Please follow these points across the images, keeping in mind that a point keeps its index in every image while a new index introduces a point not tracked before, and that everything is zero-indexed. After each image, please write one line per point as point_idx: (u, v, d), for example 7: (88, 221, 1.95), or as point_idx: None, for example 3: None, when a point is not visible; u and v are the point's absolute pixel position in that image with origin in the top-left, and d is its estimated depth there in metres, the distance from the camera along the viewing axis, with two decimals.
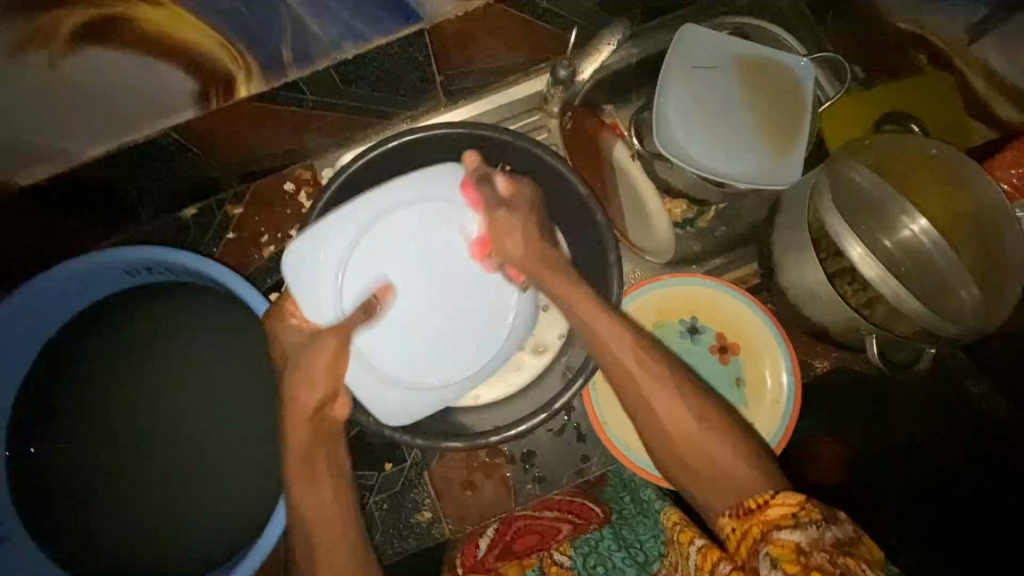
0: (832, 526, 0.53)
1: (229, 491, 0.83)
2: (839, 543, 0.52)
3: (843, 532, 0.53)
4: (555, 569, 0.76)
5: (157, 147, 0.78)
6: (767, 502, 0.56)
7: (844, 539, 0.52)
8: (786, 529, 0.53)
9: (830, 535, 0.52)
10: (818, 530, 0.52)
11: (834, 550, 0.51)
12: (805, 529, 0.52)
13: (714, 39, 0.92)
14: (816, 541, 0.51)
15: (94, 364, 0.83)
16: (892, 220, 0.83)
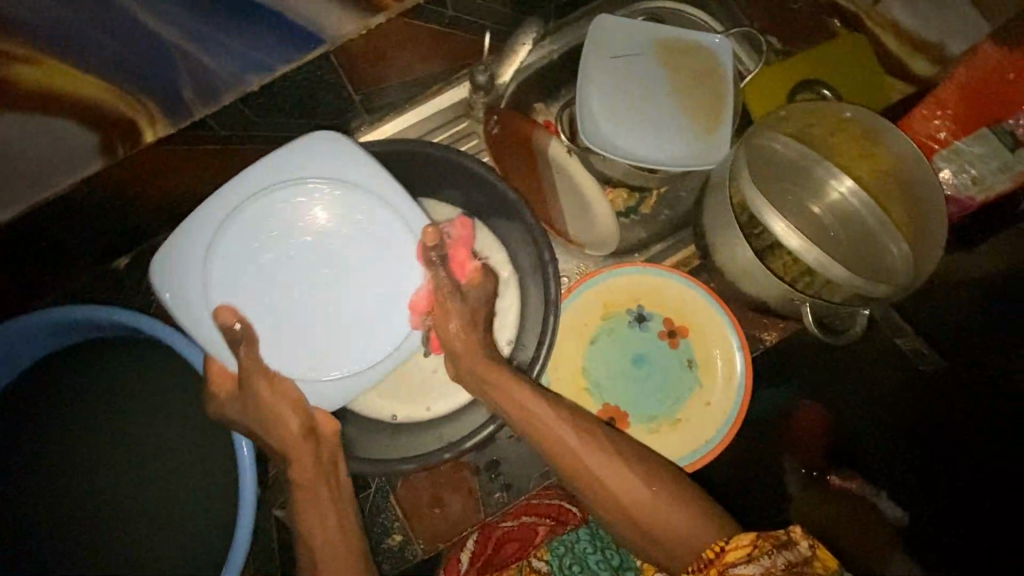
0: (784, 551, 0.57)
1: (180, 549, 0.77)
2: (790, 566, 0.56)
3: (795, 556, 0.57)
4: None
5: (70, 202, 0.75)
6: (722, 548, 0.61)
7: (796, 561, 0.57)
8: (740, 565, 0.58)
9: (783, 562, 0.56)
10: (769, 561, 0.57)
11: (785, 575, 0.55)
12: (758, 562, 0.57)
13: (625, 27, 0.92)
14: (768, 571, 0.56)
15: (26, 433, 0.78)
16: (821, 186, 0.85)
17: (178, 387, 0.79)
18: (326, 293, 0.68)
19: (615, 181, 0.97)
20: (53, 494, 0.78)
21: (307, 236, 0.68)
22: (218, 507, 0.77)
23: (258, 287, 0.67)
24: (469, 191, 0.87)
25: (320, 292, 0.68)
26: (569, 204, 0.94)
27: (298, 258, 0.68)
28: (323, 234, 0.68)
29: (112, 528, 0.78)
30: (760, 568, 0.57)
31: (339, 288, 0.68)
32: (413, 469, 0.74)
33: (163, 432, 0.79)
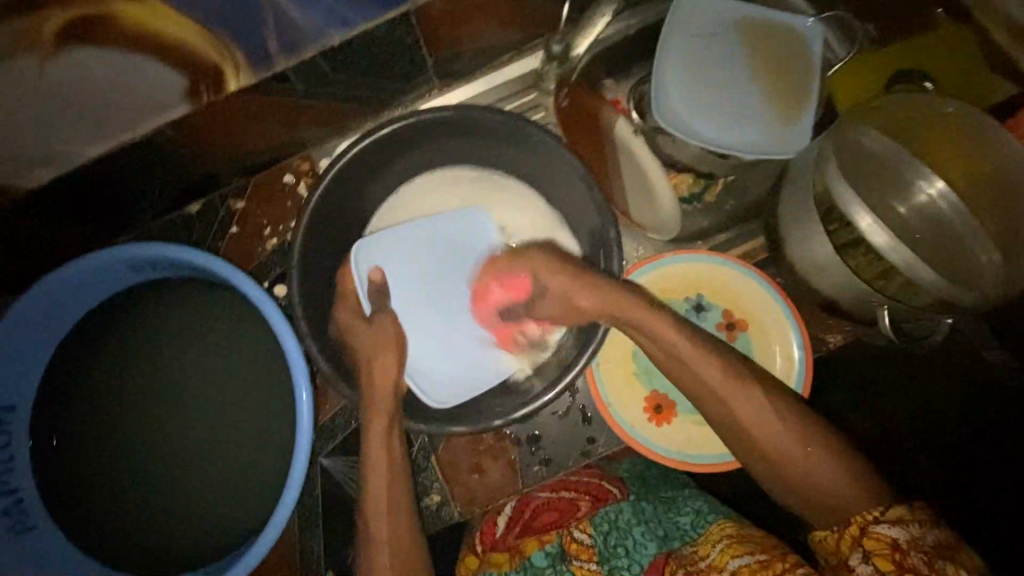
0: (934, 529, 0.60)
1: (237, 481, 0.81)
2: (939, 545, 0.58)
3: (943, 538, 0.59)
4: (575, 546, 0.74)
5: (154, 144, 0.78)
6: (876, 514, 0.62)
7: (944, 543, 0.59)
8: (885, 524, 0.60)
9: (931, 539, 0.59)
10: (918, 530, 0.59)
11: (932, 551, 0.58)
12: (907, 528, 0.60)
13: (713, 4, 0.87)
14: (914, 541, 0.59)
15: (102, 360, 0.82)
16: (909, 186, 0.78)
17: (244, 330, 0.82)
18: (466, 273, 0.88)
19: (682, 167, 0.94)
20: (127, 421, 0.81)
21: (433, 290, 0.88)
22: (275, 450, 0.80)
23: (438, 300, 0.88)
24: (536, 161, 0.85)
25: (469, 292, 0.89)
26: (633, 188, 0.92)
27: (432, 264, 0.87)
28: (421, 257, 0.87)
29: (174, 460, 0.81)
30: (907, 532, 0.59)
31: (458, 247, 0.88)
32: (463, 431, 0.76)
33: (230, 372, 0.82)
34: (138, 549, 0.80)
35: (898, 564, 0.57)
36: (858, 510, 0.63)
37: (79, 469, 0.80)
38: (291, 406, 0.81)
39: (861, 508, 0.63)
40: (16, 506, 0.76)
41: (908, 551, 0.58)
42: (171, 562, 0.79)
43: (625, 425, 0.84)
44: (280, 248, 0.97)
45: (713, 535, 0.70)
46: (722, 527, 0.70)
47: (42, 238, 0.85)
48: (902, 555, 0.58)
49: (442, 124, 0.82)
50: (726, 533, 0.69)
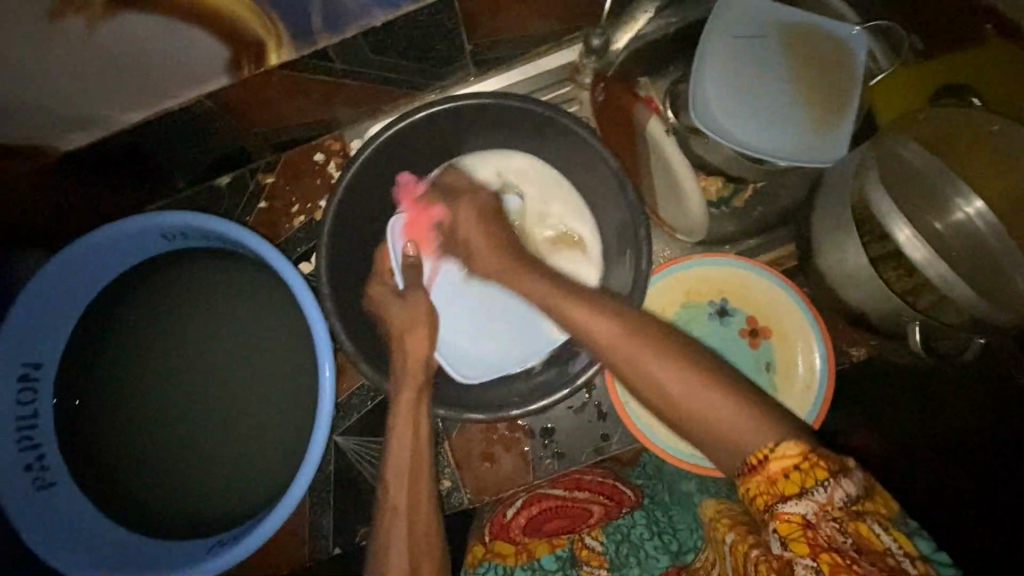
0: (841, 483, 0.49)
1: (254, 452, 0.82)
2: (847, 505, 0.48)
3: (856, 489, 0.49)
4: (587, 553, 0.76)
5: (191, 114, 0.79)
6: (767, 457, 0.52)
7: (853, 497, 0.49)
8: (791, 500, 0.49)
9: (841, 498, 0.48)
10: (824, 495, 0.48)
11: (844, 516, 0.48)
12: (811, 497, 0.49)
13: (758, 7, 0.85)
14: (821, 508, 0.48)
15: (129, 325, 0.83)
16: (945, 202, 0.76)
17: (269, 304, 0.83)
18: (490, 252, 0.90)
19: (712, 169, 0.93)
20: (150, 386, 0.83)
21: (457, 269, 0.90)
22: (293, 424, 0.81)
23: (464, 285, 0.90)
24: (570, 155, 0.85)
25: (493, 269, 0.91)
26: (661, 185, 0.92)
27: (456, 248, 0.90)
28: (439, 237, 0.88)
29: (193, 428, 0.83)
30: (813, 506, 0.48)
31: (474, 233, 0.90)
32: (482, 418, 0.77)
33: (252, 344, 0.83)
34: (153, 512, 0.81)
35: (812, 544, 0.48)
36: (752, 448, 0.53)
37: (101, 430, 0.82)
38: (310, 383, 0.82)
39: (752, 445, 0.53)
40: (38, 463, 0.76)
41: (819, 527, 0.48)
42: (185, 527, 0.80)
43: (641, 425, 0.84)
44: (307, 225, 0.97)
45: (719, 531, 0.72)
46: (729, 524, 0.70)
47: (75, 203, 0.86)
48: (812, 531, 0.48)
49: (475, 112, 0.82)
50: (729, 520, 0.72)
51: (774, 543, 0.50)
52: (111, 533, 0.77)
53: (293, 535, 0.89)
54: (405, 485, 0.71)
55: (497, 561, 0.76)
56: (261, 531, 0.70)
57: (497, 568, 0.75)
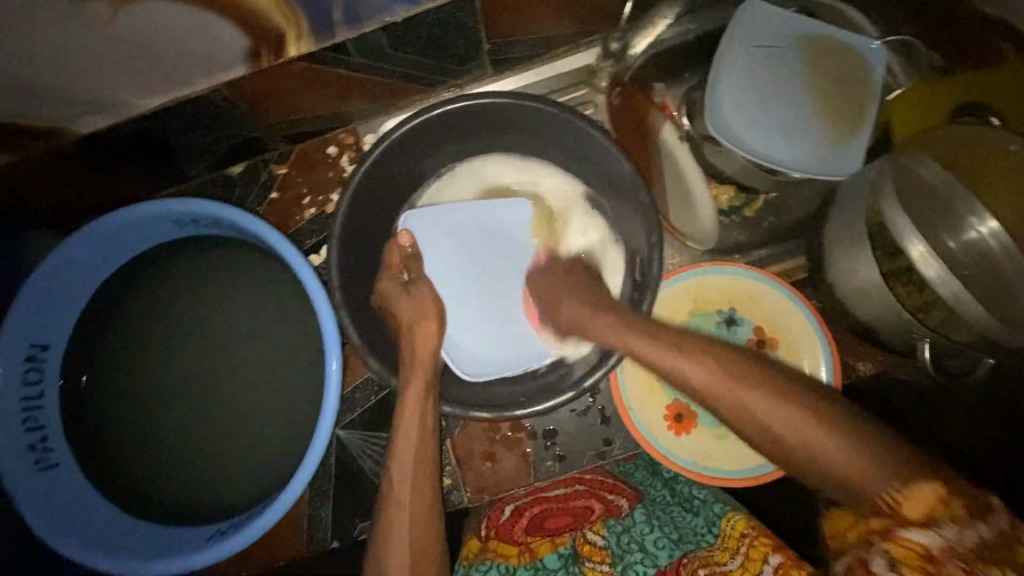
0: (977, 525, 0.50)
1: (256, 442, 0.82)
2: (980, 546, 0.50)
3: (989, 534, 0.50)
4: (588, 548, 0.73)
5: (208, 102, 0.79)
6: (901, 493, 0.54)
7: (988, 541, 0.50)
8: (915, 530, 0.52)
9: (974, 540, 0.50)
10: (955, 533, 0.50)
11: (973, 556, 0.49)
12: (941, 532, 0.51)
13: (778, 16, 0.85)
14: (950, 546, 0.50)
15: (137, 309, 0.83)
16: (959, 222, 0.75)
17: (278, 294, 0.83)
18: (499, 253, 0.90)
19: (724, 177, 0.91)
20: (157, 372, 0.83)
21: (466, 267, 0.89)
22: (297, 415, 0.82)
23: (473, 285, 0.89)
24: (585, 158, 0.85)
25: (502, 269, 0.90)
26: (672, 191, 0.91)
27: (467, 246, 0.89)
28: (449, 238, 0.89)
29: (197, 415, 0.83)
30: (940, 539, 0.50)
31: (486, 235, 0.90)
32: (486, 417, 0.76)
33: (259, 334, 0.83)
34: (153, 497, 0.81)
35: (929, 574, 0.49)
36: (881, 490, 0.56)
37: (105, 413, 0.82)
38: (316, 375, 0.82)
39: (880, 487, 0.56)
40: (42, 443, 0.76)
41: (944, 563, 0.49)
42: (185, 514, 0.81)
43: (644, 430, 0.84)
44: (318, 218, 0.97)
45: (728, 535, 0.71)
46: (738, 525, 0.71)
47: (89, 185, 0.86)
48: (935, 566, 0.49)
49: (490, 111, 0.82)
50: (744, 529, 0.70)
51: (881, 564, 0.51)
52: (112, 516, 0.77)
53: (291, 526, 0.89)
54: (412, 477, 0.71)
55: (498, 560, 0.73)
56: (262, 521, 0.70)
57: (498, 567, 0.72)
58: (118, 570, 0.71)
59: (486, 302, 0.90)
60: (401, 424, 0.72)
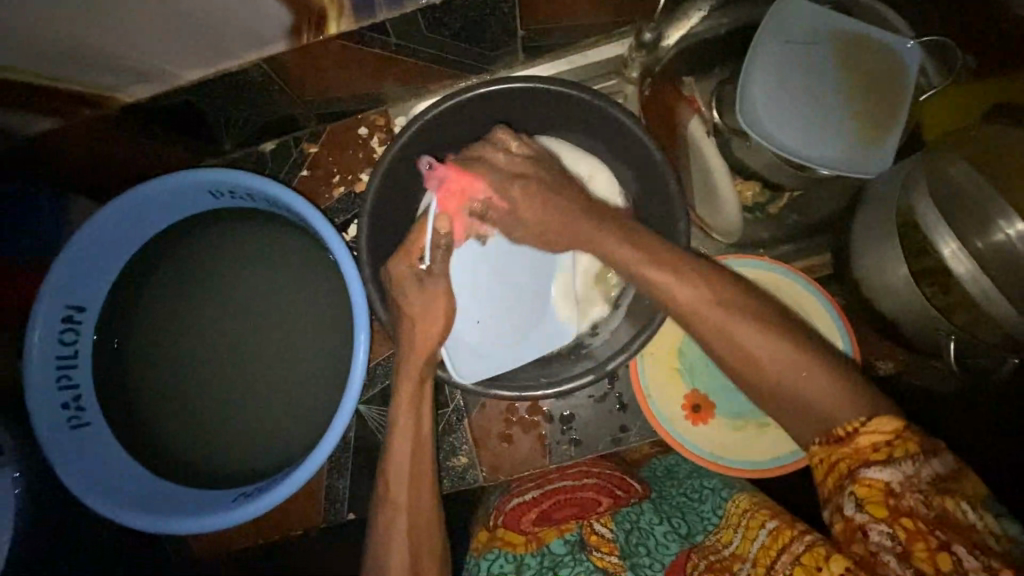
0: (932, 461, 0.52)
1: (282, 411, 0.84)
2: (937, 479, 0.52)
3: (942, 469, 0.52)
4: (595, 538, 0.75)
5: (248, 77, 0.80)
6: (857, 430, 0.56)
7: (943, 475, 0.52)
8: (875, 468, 0.53)
9: (929, 474, 0.52)
10: (914, 468, 0.52)
11: (931, 489, 0.51)
12: (900, 466, 0.52)
13: (812, 13, 0.85)
14: (911, 479, 0.52)
15: (171, 277, 0.85)
16: (987, 222, 0.73)
17: (306, 267, 0.85)
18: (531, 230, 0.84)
19: (750, 173, 0.91)
20: (187, 339, 0.85)
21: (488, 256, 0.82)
22: (321, 386, 0.83)
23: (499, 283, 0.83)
24: (614, 148, 0.86)
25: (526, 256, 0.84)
26: (699, 187, 0.92)
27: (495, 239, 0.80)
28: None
29: (224, 383, 0.85)
30: (901, 474, 0.52)
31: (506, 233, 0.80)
32: (513, 396, 0.78)
33: (287, 306, 0.85)
34: (179, 460, 0.83)
35: (894, 509, 0.51)
36: (844, 420, 0.58)
37: (137, 375, 0.85)
38: (341, 349, 0.84)
39: (846, 417, 0.58)
40: (74, 403, 0.79)
41: (904, 495, 0.51)
42: (209, 477, 0.83)
43: (663, 419, 0.85)
44: (347, 197, 0.99)
45: (733, 515, 0.72)
46: (740, 504, 0.72)
47: (128, 154, 0.89)
48: (896, 499, 0.51)
49: (522, 96, 0.83)
50: (747, 508, 0.71)
51: (850, 504, 0.53)
52: (141, 476, 0.79)
53: (309, 496, 0.91)
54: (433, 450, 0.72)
55: (506, 549, 0.75)
56: (286, 486, 0.72)
57: (507, 556, 0.74)
58: (146, 526, 0.73)
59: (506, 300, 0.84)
60: (408, 414, 0.72)
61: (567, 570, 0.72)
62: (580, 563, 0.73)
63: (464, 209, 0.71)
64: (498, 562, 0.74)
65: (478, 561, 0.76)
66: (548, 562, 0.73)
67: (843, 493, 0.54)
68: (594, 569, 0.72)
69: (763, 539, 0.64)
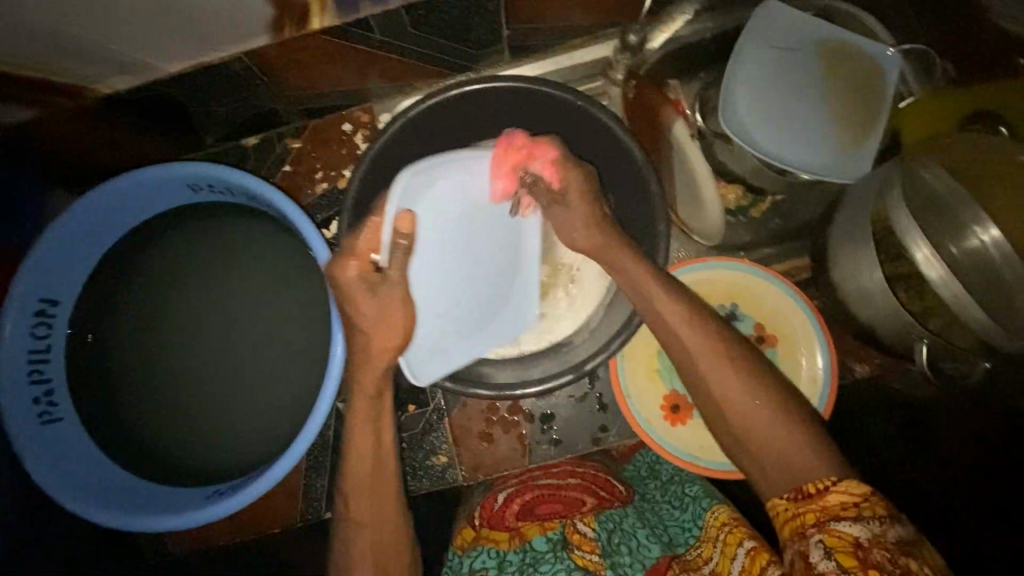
0: (896, 525, 0.53)
1: (259, 408, 0.83)
2: (901, 542, 0.52)
3: (905, 535, 0.53)
4: (577, 538, 0.74)
5: (229, 70, 0.80)
6: (826, 487, 0.56)
7: (906, 539, 0.52)
8: (846, 521, 0.53)
9: (894, 535, 0.52)
10: (880, 527, 0.52)
11: (895, 549, 0.51)
12: (866, 524, 0.53)
13: (794, 19, 0.85)
14: (876, 538, 0.52)
15: (149, 270, 0.84)
16: (960, 227, 0.75)
17: (286, 263, 0.84)
18: (488, 212, 0.78)
19: (733, 176, 0.92)
20: (164, 335, 0.84)
21: (445, 247, 0.75)
22: (299, 384, 0.83)
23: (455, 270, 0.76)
24: (596, 150, 0.86)
25: (484, 238, 0.79)
26: (682, 189, 0.93)
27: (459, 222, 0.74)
28: (452, 192, 0.72)
29: (202, 379, 0.84)
30: (868, 531, 0.52)
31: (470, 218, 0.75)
32: (490, 395, 0.78)
33: (266, 303, 0.84)
34: (153, 457, 0.82)
35: (861, 561, 0.50)
36: (815, 478, 0.58)
37: (111, 370, 0.83)
38: (320, 347, 0.83)
39: (817, 474, 0.58)
40: (46, 397, 0.77)
41: (871, 550, 0.51)
42: (184, 474, 0.82)
43: (642, 420, 0.85)
44: (330, 194, 0.98)
45: (714, 529, 0.72)
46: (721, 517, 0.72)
47: (106, 146, 0.87)
48: (863, 552, 0.51)
49: (506, 96, 0.83)
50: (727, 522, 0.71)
51: (817, 551, 0.52)
52: (112, 472, 0.78)
53: (286, 495, 0.90)
54: None
55: (489, 545, 0.75)
56: (260, 483, 0.71)
57: (490, 552, 0.75)
58: (117, 523, 0.72)
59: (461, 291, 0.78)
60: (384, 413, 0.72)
61: (546, 565, 0.71)
62: (560, 561, 0.72)
63: (520, 169, 0.73)
64: (482, 557, 0.75)
65: (461, 559, 0.76)
66: (529, 559, 0.73)
67: (806, 542, 0.54)
68: (574, 568, 0.71)
69: (742, 561, 0.64)
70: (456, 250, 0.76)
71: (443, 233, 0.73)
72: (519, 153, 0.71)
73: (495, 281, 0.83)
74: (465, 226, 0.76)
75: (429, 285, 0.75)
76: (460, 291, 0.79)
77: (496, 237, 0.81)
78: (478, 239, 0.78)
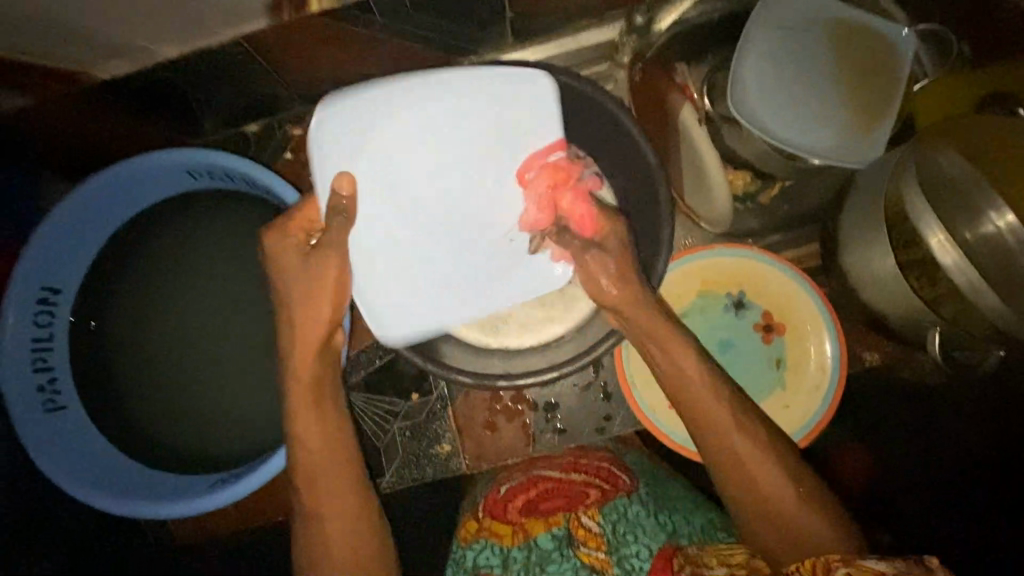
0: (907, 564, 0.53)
1: (261, 397, 0.83)
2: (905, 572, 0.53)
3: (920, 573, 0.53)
4: (582, 532, 0.76)
5: (229, 54, 0.78)
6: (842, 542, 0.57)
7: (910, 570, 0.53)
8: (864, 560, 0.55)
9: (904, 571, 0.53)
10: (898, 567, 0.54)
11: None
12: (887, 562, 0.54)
13: (805, 0, 0.83)
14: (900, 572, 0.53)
15: (149, 259, 0.84)
16: (977, 213, 0.73)
17: None
18: (393, 161, 0.68)
19: (741, 161, 0.89)
20: (166, 324, 0.84)
21: (429, 182, 0.70)
22: None
23: (458, 183, 0.71)
24: (600, 131, 0.83)
25: (442, 157, 0.70)
26: (690, 176, 0.90)
27: (415, 173, 0.69)
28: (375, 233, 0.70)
29: (204, 367, 0.83)
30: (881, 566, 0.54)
31: (411, 150, 0.69)
32: (469, 383, 0.77)
33: (268, 292, 0.83)
34: (156, 443, 0.82)
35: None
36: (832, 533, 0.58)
37: (113, 357, 0.83)
38: None
39: None
40: (50, 385, 0.78)
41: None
42: (188, 462, 0.82)
43: (643, 408, 0.85)
44: None
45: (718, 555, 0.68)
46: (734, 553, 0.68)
47: (104, 132, 0.86)
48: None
49: None
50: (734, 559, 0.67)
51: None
52: (115, 461, 0.78)
53: (289, 483, 0.90)
54: None
55: (493, 541, 0.77)
56: (266, 470, 0.72)
57: (494, 548, 0.77)
58: (118, 510, 0.72)
59: (487, 192, 0.71)
60: None
61: (554, 565, 0.73)
62: (567, 559, 0.74)
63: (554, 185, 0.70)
64: (486, 553, 0.76)
65: (465, 552, 0.78)
66: (535, 556, 0.75)
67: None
68: (580, 567, 0.73)
69: None
70: (435, 174, 0.70)
71: (413, 185, 0.70)
72: (574, 191, 0.70)
73: (500, 160, 0.70)
74: (435, 157, 0.70)
75: (464, 219, 0.72)
76: (480, 193, 0.71)
77: (430, 140, 0.69)
78: (420, 179, 0.70)
